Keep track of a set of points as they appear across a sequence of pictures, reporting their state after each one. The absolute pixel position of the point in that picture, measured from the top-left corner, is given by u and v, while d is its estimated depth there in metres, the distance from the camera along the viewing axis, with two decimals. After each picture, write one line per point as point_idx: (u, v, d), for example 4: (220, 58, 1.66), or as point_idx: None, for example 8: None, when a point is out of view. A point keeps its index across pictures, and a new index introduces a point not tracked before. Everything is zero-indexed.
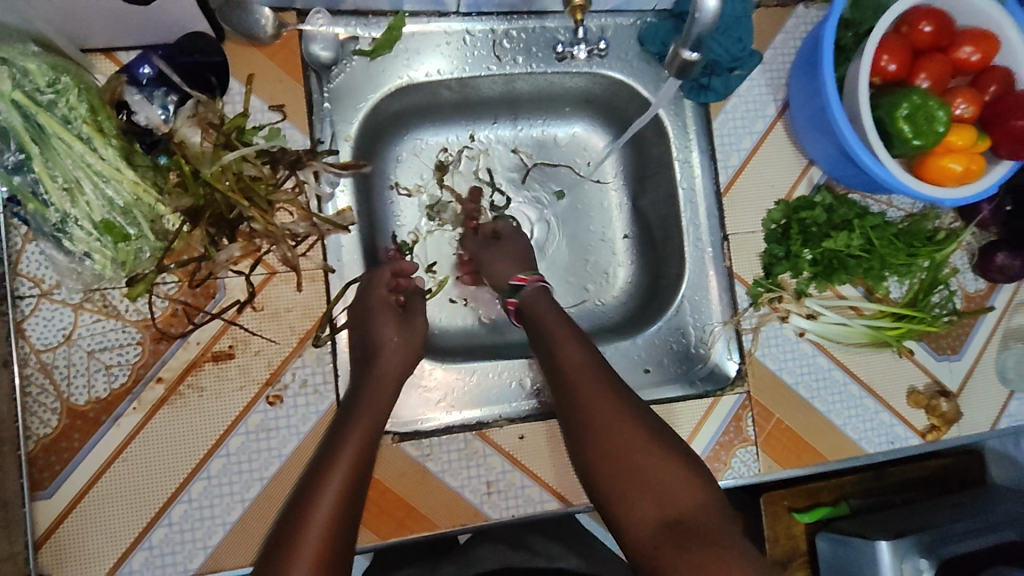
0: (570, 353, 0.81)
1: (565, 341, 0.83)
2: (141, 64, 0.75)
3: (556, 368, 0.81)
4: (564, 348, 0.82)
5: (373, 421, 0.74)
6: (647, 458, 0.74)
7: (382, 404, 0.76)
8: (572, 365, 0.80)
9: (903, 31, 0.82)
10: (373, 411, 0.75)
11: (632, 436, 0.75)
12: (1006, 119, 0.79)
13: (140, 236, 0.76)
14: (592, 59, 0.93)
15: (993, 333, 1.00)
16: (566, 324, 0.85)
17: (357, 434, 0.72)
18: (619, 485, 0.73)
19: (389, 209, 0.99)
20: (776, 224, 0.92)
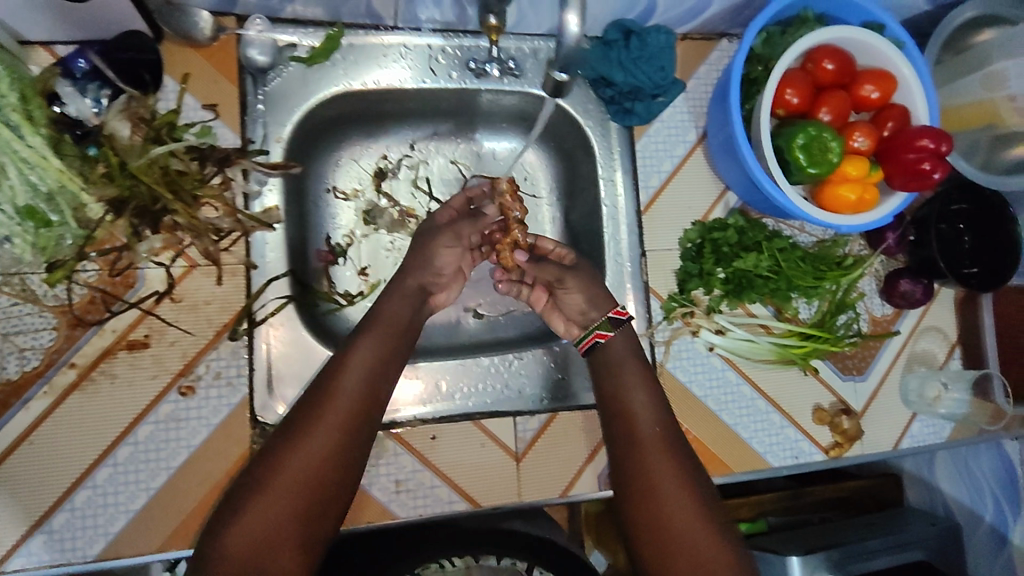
0: (630, 369, 0.84)
1: (623, 358, 0.85)
2: (77, 58, 0.79)
3: (616, 380, 0.84)
4: (626, 365, 0.85)
5: (360, 385, 0.75)
6: (661, 471, 0.77)
7: (376, 370, 0.77)
8: (627, 381, 0.83)
9: (807, 67, 0.87)
10: (364, 375, 0.76)
11: (655, 450, 0.78)
12: (897, 154, 0.84)
13: (63, 223, 0.77)
14: (507, 78, 0.96)
15: (899, 356, 1.04)
16: (624, 338, 0.87)
17: (340, 402, 0.74)
18: (634, 491, 0.77)
19: (324, 212, 1.01)
20: (691, 244, 0.97)
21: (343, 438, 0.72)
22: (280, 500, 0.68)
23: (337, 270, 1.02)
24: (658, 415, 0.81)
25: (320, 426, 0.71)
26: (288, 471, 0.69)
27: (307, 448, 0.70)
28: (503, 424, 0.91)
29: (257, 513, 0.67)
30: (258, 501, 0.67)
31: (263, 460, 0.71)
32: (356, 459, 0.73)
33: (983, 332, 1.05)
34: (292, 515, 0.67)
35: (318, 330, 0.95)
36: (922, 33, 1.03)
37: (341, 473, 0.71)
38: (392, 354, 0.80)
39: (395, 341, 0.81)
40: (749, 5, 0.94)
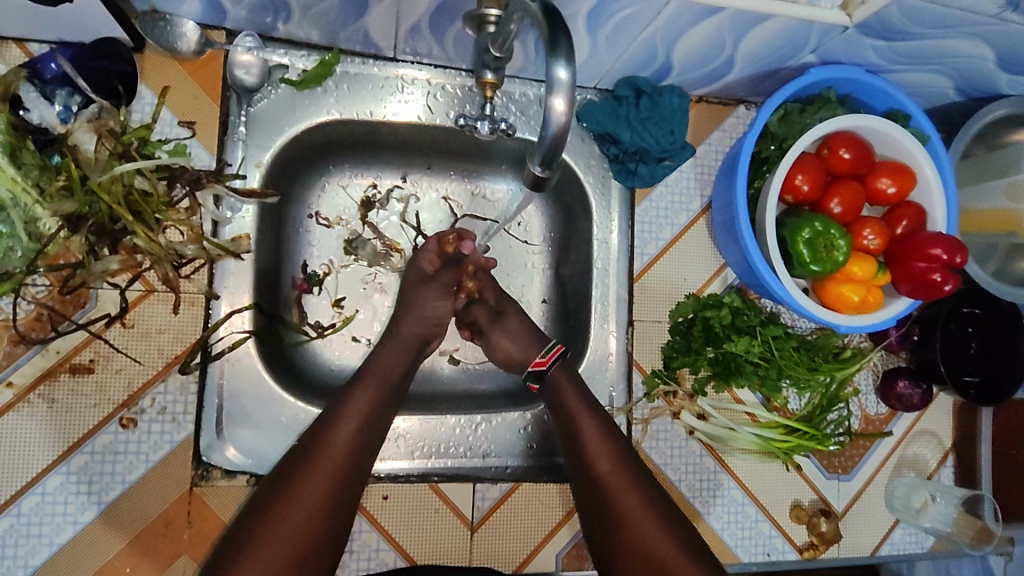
0: (579, 407, 0.79)
1: (566, 391, 0.80)
2: (48, 60, 0.74)
3: (565, 418, 0.79)
4: (569, 401, 0.80)
5: (360, 423, 0.72)
6: (629, 506, 0.72)
7: (375, 410, 0.74)
8: (576, 418, 0.78)
9: (823, 153, 0.85)
10: (363, 416, 0.72)
11: (616, 485, 0.73)
12: (905, 259, 0.83)
13: (11, 235, 0.71)
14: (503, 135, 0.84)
15: (887, 459, 0.99)
16: (564, 372, 0.83)
17: (338, 443, 0.69)
18: (608, 532, 0.72)
19: (303, 238, 0.93)
20: (682, 317, 0.92)
21: (340, 484, 0.67)
22: (275, 547, 0.62)
23: (311, 300, 0.93)
24: (609, 446, 0.76)
25: (318, 470, 0.67)
26: (283, 516, 0.63)
27: (303, 492, 0.65)
28: (461, 489, 0.86)
29: (251, 560, 0.61)
30: (255, 549, 0.62)
31: (255, 506, 0.65)
32: (351, 506, 0.68)
33: (979, 441, 0.99)
34: (286, 564, 0.62)
35: (278, 366, 0.87)
36: (951, 121, 0.98)
37: (336, 522, 0.66)
38: (388, 394, 0.76)
39: (393, 382, 0.78)
40: (771, 77, 0.89)
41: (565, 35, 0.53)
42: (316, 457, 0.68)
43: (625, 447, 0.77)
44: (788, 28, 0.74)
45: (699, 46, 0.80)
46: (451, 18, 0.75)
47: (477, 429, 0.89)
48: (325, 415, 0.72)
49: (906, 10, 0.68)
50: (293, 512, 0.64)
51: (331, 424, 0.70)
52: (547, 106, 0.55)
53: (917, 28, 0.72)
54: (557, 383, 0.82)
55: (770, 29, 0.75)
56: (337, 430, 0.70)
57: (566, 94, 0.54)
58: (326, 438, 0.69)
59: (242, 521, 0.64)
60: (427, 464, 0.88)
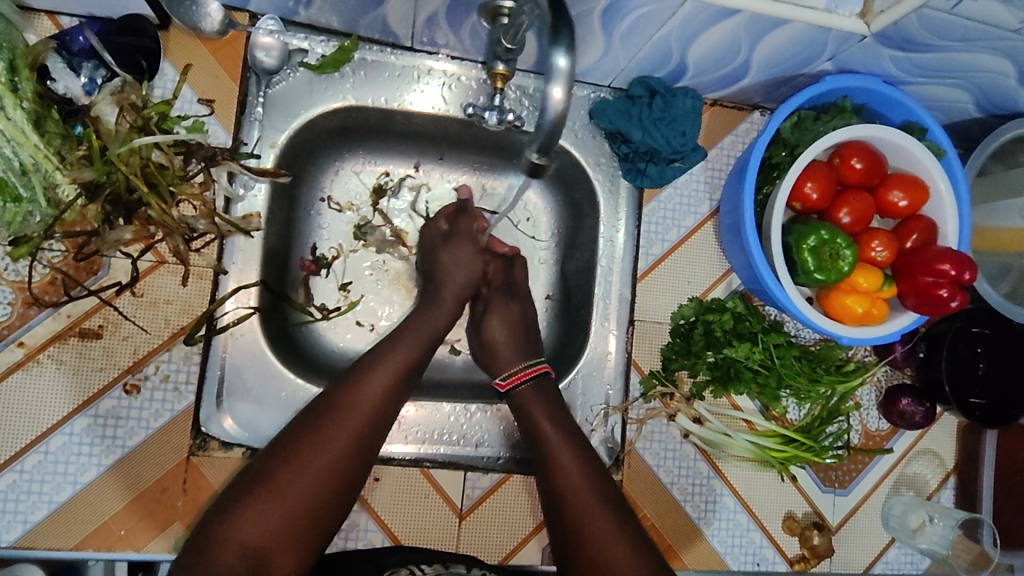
0: (546, 425, 0.78)
1: (533, 406, 0.81)
2: (76, 33, 0.77)
3: (533, 437, 0.78)
4: (539, 417, 0.79)
5: (387, 385, 0.72)
6: (597, 522, 0.70)
7: (402, 373, 0.74)
8: (545, 436, 0.78)
9: (834, 162, 0.84)
10: (391, 378, 0.73)
11: (582, 502, 0.72)
12: (911, 273, 0.82)
13: (32, 200, 0.75)
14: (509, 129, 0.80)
15: (886, 476, 0.97)
16: (535, 387, 0.82)
17: (364, 402, 0.70)
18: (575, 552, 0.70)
19: (313, 221, 0.95)
20: (684, 320, 0.92)
21: (361, 441, 0.68)
22: (288, 497, 0.63)
23: (318, 282, 0.94)
24: (578, 462, 0.75)
25: (342, 427, 0.68)
26: (301, 466, 0.64)
27: (325, 445, 0.66)
28: (452, 476, 0.87)
29: (261, 510, 0.62)
30: (261, 495, 0.63)
31: (275, 452, 0.66)
32: (368, 464, 0.69)
33: (982, 463, 0.99)
34: (294, 516, 0.63)
35: (282, 345, 0.88)
36: (970, 138, 0.96)
37: (351, 477, 0.67)
38: (418, 359, 0.77)
39: (421, 348, 0.78)
40: (786, 83, 0.89)
41: (567, 29, 0.55)
42: (341, 413, 0.68)
43: (594, 465, 0.76)
44: (805, 34, 0.74)
45: (714, 48, 0.80)
46: (467, 11, 0.76)
47: (471, 418, 0.89)
48: (354, 373, 0.73)
49: (924, 20, 0.68)
50: (312, 464, 0.65)
51: (358, 383, 0.71)
52: (547, 95, 0.56)
53: (937, 40, 0.72)
54: (524, 399, 0.81)
55: (785, 34, 0.74)
56: (364, 389, 0.71)
57: (564, 84, 0.55)
58: (352, 397, 0.70)
59: (259, 466, 0.65)
60: (421, 449, 0.88)
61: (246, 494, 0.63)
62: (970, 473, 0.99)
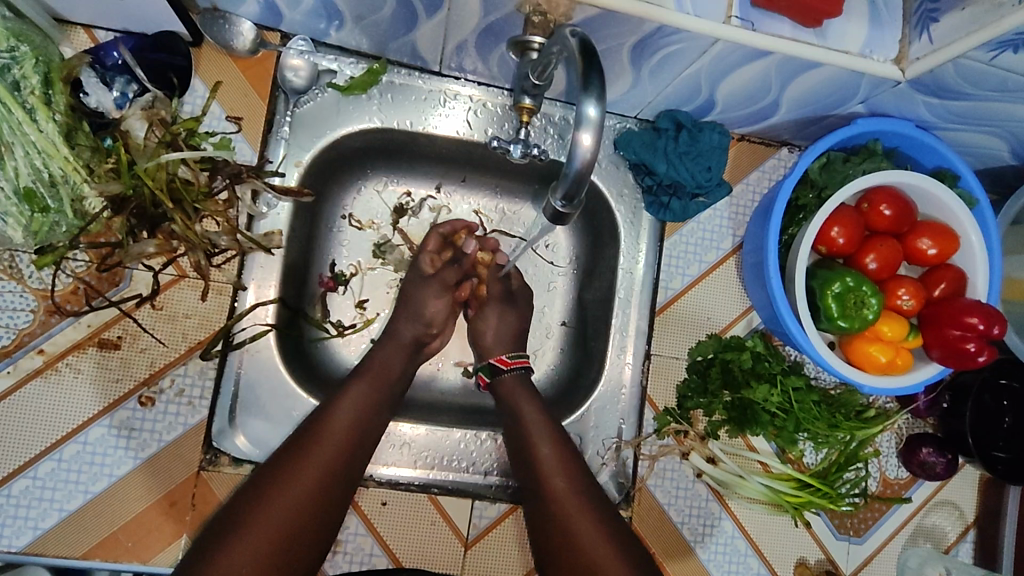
0: (528, 415, 0.81)
1: (517, 397, 0.83)
2: (111, 48, 0.78)
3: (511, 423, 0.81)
4: (522, 407, 0.82)
5: (349, 427, 0.73)
6: (577, 510, 0.73)
7: (368, 411, 0.75)
8: (527, 428, 0.80)
9: (863, 207, 0.83)
10: (356, 414, 0.74)
11: (563, 493, 0.74)
12: (938, 325, 0.80)
13: (59, 211, 0.75)
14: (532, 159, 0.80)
15: (903, 527, 0.95)
16: (516, 378, 0.86)
17: (330, 441, 0.71)
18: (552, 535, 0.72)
19: (333, 238, 0.95)
20: (702, 356, 0.90)
21: (329, 479, 0.69)
22: (257, 538, 0.63)
23: (335, 299, 0.95)
24: (558, 451, 0.77)
25: (307, 466, 0.68)
26: (268, 508, 0.64)
27: (290, 485, 0.66)
28: (460, 504, 0.86)
29: (230, 552, 0.61)
30: (228, 546, 0.62)
31: (243, 495, 0.66)
32: (338, 502, 0.69)
33: (1003, 519, 0.96)
34: (266, 556, 0.63)
35: (295, 362, 0.88)
36: (1004, 185, 0.94)
37: (322, 515, 0.67)
38: (383, 396, 0.78)
39: (386, 385, 0.79)
40: (817, 122, 0.87)
41: (598, 74, 0.54)
42: (306, 451, 0.69)
43: (574, 459, 0.78)
44: (837, 77, 0.73)
45: (743, 86, 0.79)
46: (496, 40, 0.76)
47: (481, 445, 0.89)
48: (319, 412, 0.74)
49: (961, 69, 0.67)
50: (279, 505, 0.65)
51: (323, 422, 0.72)
52: (575, 141, 0.55)
53: (973, 89, 0.71)
54: (506, 389, 0.85)
55: (818, 77, 0.73)
56: (330, 427, 0.72)
57: (593, 131, 0.54)
58: (317, 436, 0.71)
59: (228, 510, 0.66)
60: (429, 474, 0.87)
61: (217, 539, 0.63)
62: (991, 527, 0.96)
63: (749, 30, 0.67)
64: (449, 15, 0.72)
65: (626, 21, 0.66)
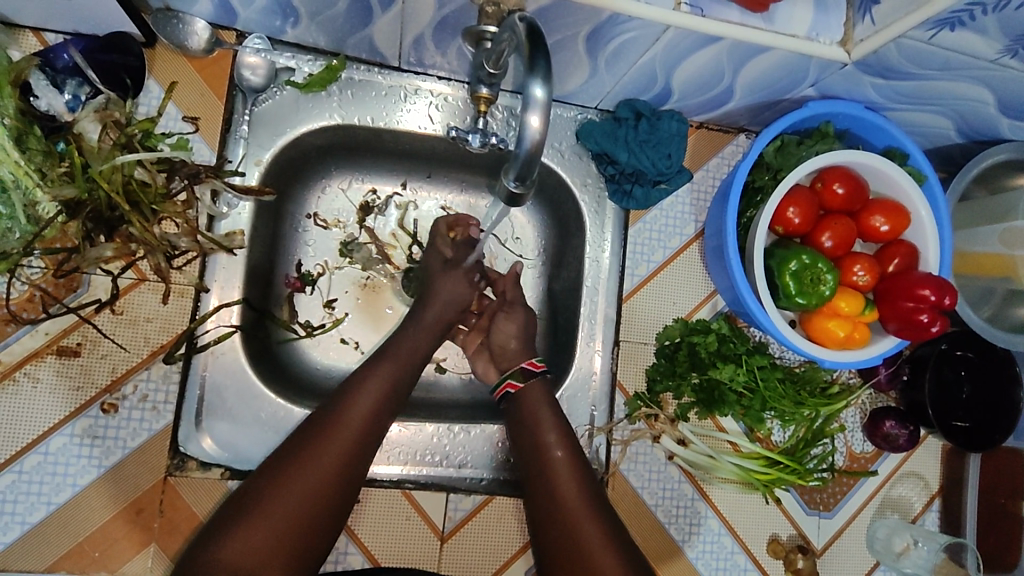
0: (542, 412, 0.80)
1: (538, 409, 0.81)
2: (60, 50, 0.77)
3: (526, 427, 0.80)
4: (542, 416, 0.80)
5: (369, 409, 0.72)
6: (561, 476, 0.75)
7: (387, 397, 0.75)
8: (540, 424, 0.79)
9: (816, 187, 0.86)
10: (374, 403, 0.73)
11: (572, 499, 0.73)
12: (891, 298, 0.83)
13: (11, 217, 0.74)
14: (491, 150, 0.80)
15: (871, 499, 0.97)
16: (541, 387, 0.83)
17: (348, 426, 0.70)
18: (556, 545, 0.71)
19: (299, 238, 0.94)
20: (669, 341, 0.92)
21: (345, 466, 0.68)
22: (270, 524, 0.63)
23: (303, 299, 0.94)
24: (567, 452, 0.77)
25: (326, 447, 0.68)
26: (282, 494, 0.64)
27: (298, 479, 0.65)
28: (434, 499, 0.86)
29: (242, 537, 0.62)
30: (244, 525, 0.62)
31: (257, 480, 0.66)
32: (353, 490, 0.69)
33: (966, 486, 0.99)
34: (277, 542, 0.62)
35: (264, 363, 0.87)
36: (952, 163, 0.97)
37: (336, 500, 0.67)
38: (404, 381, 0.78)
39: (404, 370, 0.78)
40: (771, 108, 0.89)
41: (543, 58, 0.55)
42: (321, 438, 0.68)
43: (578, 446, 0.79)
44: (786, 61, 0.75)
45: (697, 73, 0.80)
46: (453, 33, 0.77)
47: (453, 438, 0.89)
48: (337, 398, 0.73)
49: (904, 50, 0.69)
50: (295, 492, 0.65)
51: (340, 408, 0.71)
52: (524, 123, 0.56)
53: (917, 69, 0.73)
54: (531, 396, 0.82)
55: (768, 61, 0.75)
56: (347, 413, 0.71)
57: (541, 112, 0.55)
58: (332, 422, 0.70)
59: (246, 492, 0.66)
60: (404, 470, 0.87)
61: (234, 521, 0.63)
62: (954, 495, 0.99)
63: (698, 16, 0.69)
64: (405, 8, 0.73)
65: (579, 11, 0.67)
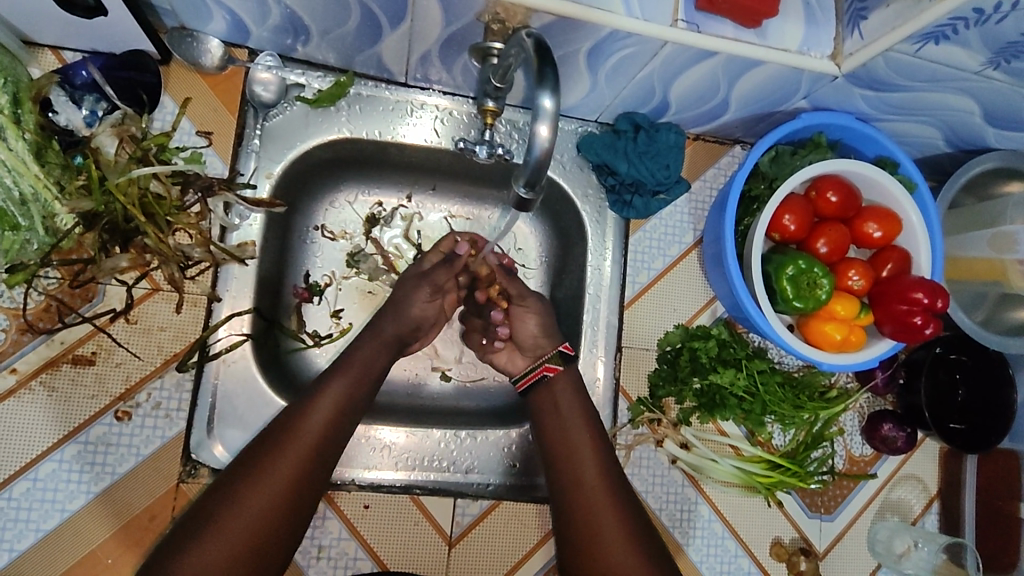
0: (568, 410, 0.82)
1: (564, 400, 0.83)
2: (79, 68, 0.79)
3: (559, 436, 0.81)
4: (567, 410, 0.82)
5: (328, 420, 0.73)
6: (589, 474, 0.78)
7: (342, 410, 0.74)
8: (566, 423, 0.81)
9: (811, 195, 0.88)
10: (331, 413, 0.73)
11: (601, 495, 0.77)
12: (886, 302, 0.85)
13: (30, 228, 0.77)
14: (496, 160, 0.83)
15: (871, 502, 0.99)
16: (567, 377, 0.85)
17: (300, 442, 0.70)
18: (578, 537, 0.75)
19: (307, 249, 0.96)
20: (670, 347, 0.94)
21: (294, 488, 0.68)
22: (224, 540, 0.64)
23: (311, 309, 0.96)
24: (598, 460, 0.79)
25: (281, 460, 0.69)
26: (233, 515, 0.65)
27: (253, 494, 0.66)
28: (442, 504, 0.87)
29: (197, 552, 0.63)
30: (199, 540, 0.63)
31: (207, 503, 0.67)
32: (310, 503, 0.70)
33: (964, 489, 1.00)
34: (230, 561, 0.63)
35: (273, 372, 0.89)
36: (942, 171, 1.00)
37: (293, 514, 0.68)
38: (360, 395, 0.77)
39: (364, 379, 0.78)
40: (766, 119, 0.93)
41: (551, 69, 0.58)
42: (276, 453, 0.69)
43: (605, 443, 0.81)
44: (780, 74, 0.78)
45: (694, 87, 0.83)
46: (459, 50, 0.80)
47: (459, 444, 0.89)
48: (295, 409, 0.73)
49: (891, 62, 0.72)
50: (245, 512, 0.65)
51: (296, 419, 0.72)
52: (533, 133, 0.58)
53: (905, 80, 0.76)
54: (560, 389, 0.84)
55: (762, 74, 0.78)
56: (298, 434, 0.71)
57: (550, 122, 0.58)
58: (288, 436, 0.70)
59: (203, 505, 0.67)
60: (410, 476, 0.87)
61: (191, 535, 0.64)
62: (952, 498, 1.01)
63: (694, 32, 0.72)
64: (412, 27, 0.76)
65: (580, 27, 0.70)
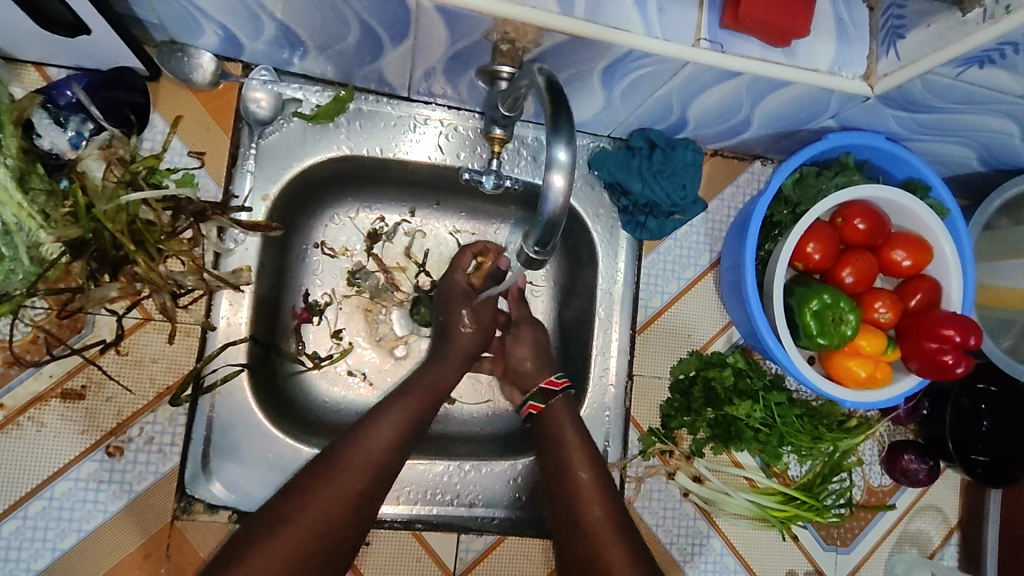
0: (569, 441, 0.80)
1: (561, 426, 0.82)
2: (63, 87, 0.75)
3: (560, 468, 0.78)
4: (567, 435, 0.81)
5: (392, 437, 0.75)
6: (591, 505, 0.75)
7: (406, 430, 0.77)
8: (568, 455, 0.79)
9: (836, 222, 0.84)
10: (396, 431, 0.76)
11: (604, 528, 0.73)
12: (914, 336, 0.81)
13: (14, 258, 0.71)
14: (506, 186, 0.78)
15: (889, 533, 0.95)
16: (563, 403, 0.84)
17: (366, 454, 0.72)
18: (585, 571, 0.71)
19: (306, 267, 0.92)
20: (684, 375, 0.90)
21: (354, 502, 0.69)
22: (283, 546, 0.64)
23: (310, 330, 0.92)
24: (603, 500, 0.76)
25: (350, 469, 0.71)
26: (294, 523, 0.66)
27: (318, 501, 0.67)
28: (445, 539, 0.85)
29: (255, 559, 0.63)
30: (260, 544, 0.64)
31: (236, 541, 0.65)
32: (365, 521, 0.70)
33: (986, 521, 0.97)
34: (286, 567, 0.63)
35: (271, 400, 0.85)
36: (973, 190, 0.95)
37: (350, 527, 0.68)
38: (422, 417, 0.80)
39: (429, 402, 0.81)
40: (789, 137, 0.87)
41: (565, 116, 0.53)
42: (341, 464, 0.71)
43: (607, 476, 0.79)
44: (808, 95, 0.73)
45: (715, 106, 0.78)
46: (465, 67, 0.75)
47: (463, 476, 0.86)
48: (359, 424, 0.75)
49: (929, 85, 0.67)
50: (306, 519, 0.66)
51: (362, 434, 0.74)
52: (547, 182, 0.54)
53: (940, 103, 0.71)
54: (556, 414, 0.83)
55: (788, 95, 0.73)
56: (362, 447, 0.73)
57: (564, 172, 0.53)
58: (354, 446, 0.73)
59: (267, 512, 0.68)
60: (413, 510, 0.84)
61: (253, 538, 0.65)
62: (974, 529, 0.97)
63: (718, 52, 0.66)
64: (415, 44, 0.71)
65: (593, 47, 0.65)
